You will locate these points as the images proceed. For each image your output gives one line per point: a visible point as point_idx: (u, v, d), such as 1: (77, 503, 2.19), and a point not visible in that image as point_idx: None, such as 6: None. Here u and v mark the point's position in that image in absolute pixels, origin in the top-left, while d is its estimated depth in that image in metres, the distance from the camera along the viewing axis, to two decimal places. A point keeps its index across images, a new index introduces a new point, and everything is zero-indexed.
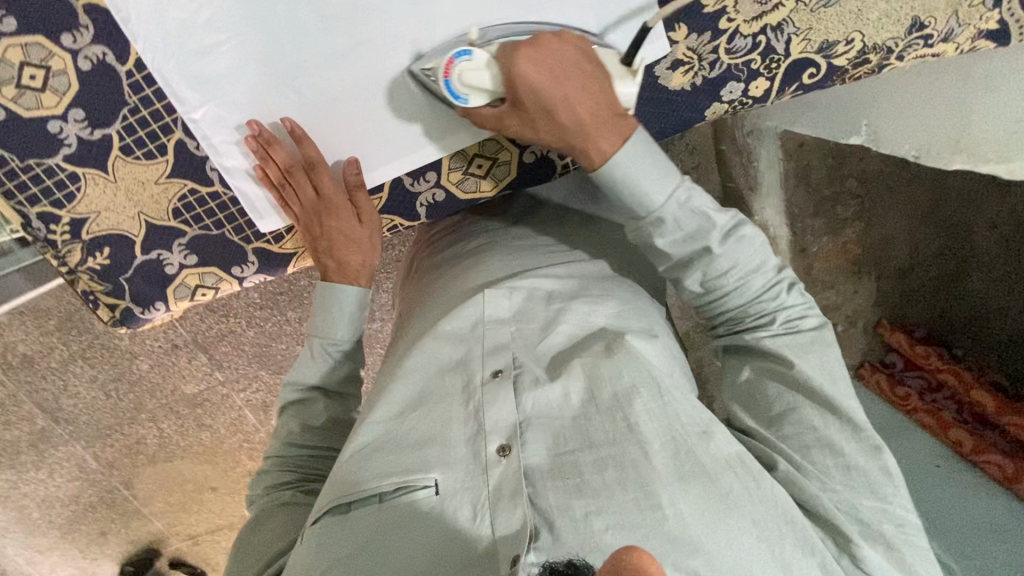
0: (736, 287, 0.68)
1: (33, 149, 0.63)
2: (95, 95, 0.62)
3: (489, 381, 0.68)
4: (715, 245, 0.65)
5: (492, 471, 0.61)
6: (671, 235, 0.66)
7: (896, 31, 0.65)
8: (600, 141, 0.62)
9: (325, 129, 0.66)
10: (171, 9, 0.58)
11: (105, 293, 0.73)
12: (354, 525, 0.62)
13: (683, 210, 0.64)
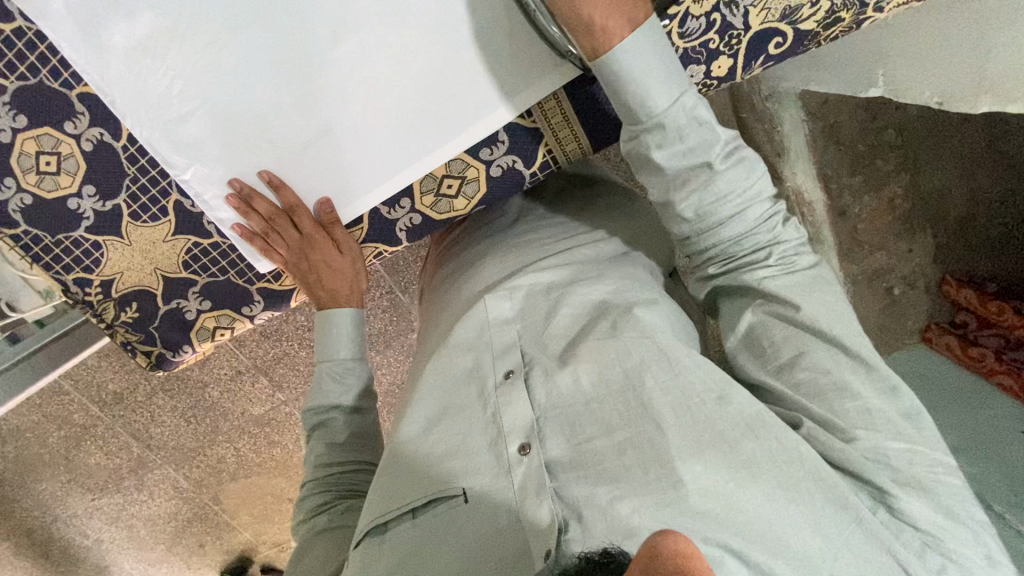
0: (732, 216, 0.65)
1: (60, 225, 0.72)
2: (101, 171, 0.69)
3: (503, 384, 0.67)
4: (716, 160, 0.63)
5: (515, 471, 0.61)
6: (670, 148, 0.63)
7: None
8: (609, 21, 0.58)
9: (302, 171, 0.70)
10: (149, 86, 0.64)
11: (140, 342, 0.81)
12: (396, 538, 0.62)
13: (685, 119, 0.62)
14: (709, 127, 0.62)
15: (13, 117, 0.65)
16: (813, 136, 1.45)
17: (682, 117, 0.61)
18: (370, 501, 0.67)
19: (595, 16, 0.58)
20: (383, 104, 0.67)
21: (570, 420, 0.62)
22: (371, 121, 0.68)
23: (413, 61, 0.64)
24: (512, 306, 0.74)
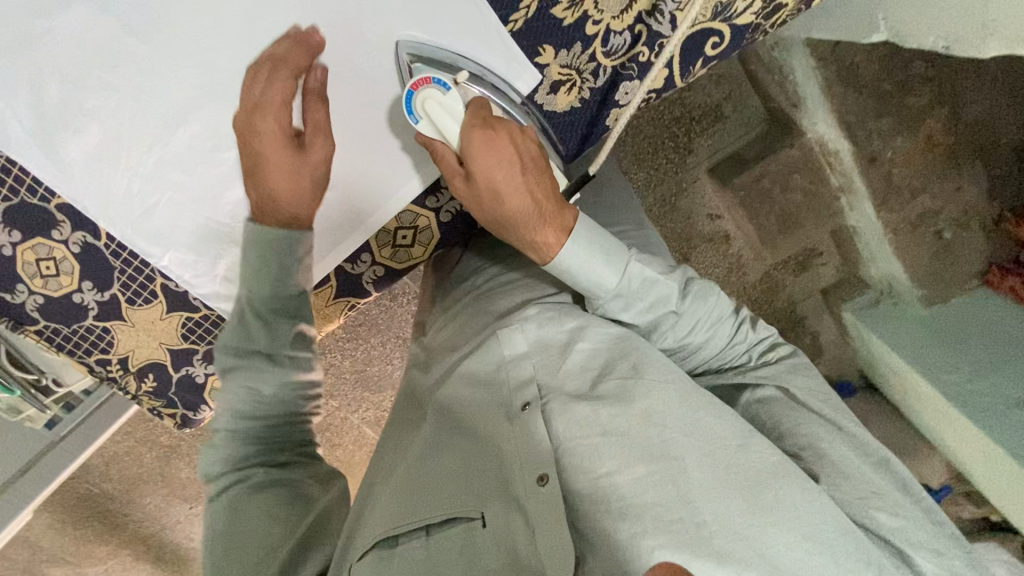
0: (706, 340, 0.74)
1: (72, 317, 0.77)
2: (94, 268, 0.74)
3: (522, 416, 0.63)
4: (677, 305, 0.72)
5: (533, 501, 0.57)
6: (634, 306, 0.70)
7: None
8: (545, 230, 0.64)
9: None
10: (113, 188, 0.67)
11: (163, 406, 0.88)
12: (400, 561, 0.57)
13: (637, 284, 0.69)
14: (661, 283, 0.70)
15: (7, 233, 0.69)
16: (829, 83, 1.32)
17: (631, 286, 0.69)
18: (369, 517, 0.61)
19: (524, 237, 0.65)
20: (335, 161, 0.67)
21: (581, 462, 0.57)
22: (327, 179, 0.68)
23: (358, 116, 0.65)
24: (525, 339, 0.68)
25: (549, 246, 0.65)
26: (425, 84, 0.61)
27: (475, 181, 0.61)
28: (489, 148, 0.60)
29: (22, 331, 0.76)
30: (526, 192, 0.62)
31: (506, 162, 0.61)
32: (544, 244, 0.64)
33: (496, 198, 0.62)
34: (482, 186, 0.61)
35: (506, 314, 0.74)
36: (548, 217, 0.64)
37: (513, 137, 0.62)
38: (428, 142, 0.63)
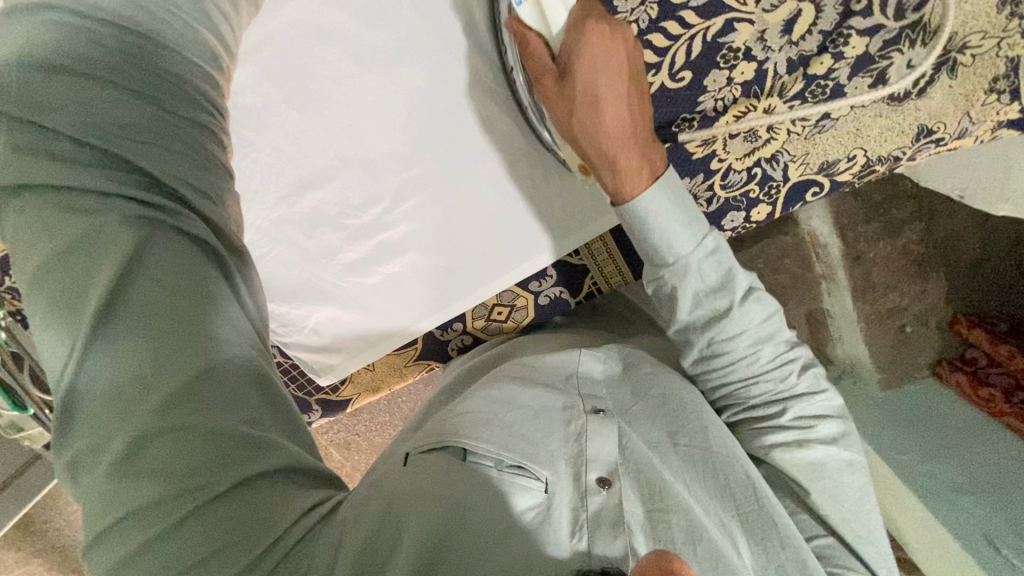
0: (744, 356, 0.59)
1: None
2: None
3: (594, 418, 0.59)
4: (736, 306, 0.57)
5: (591, 499, 0.52)
6: (697, 289, 0.57)
7: (901, 141, 0.64)
8: (635, 163, 0.54)
9: (381, 288, 0.72)
10: (265, 214, 0.66)
11: None
12: (458, 472, 0.50)
13: (707, 263, 0.56)
14: (729, 268, 0.57)
15: None
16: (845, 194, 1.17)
17: (701, 264, 0.56)
18: (433, 436, 0.55)
19: (604, 161, 0.55)
20: (461, 233, 0.69)
21: (648, 474, 0.55)
22: (447, 246, 0.70)
23: (485, 191, 0.67)
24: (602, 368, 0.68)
25: (634, 183, 0.55)
26: None
27: (574, 86, 0.52)
28: (602, 50, 0.51)
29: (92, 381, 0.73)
30: (628, 111, 0.53)
31: (616, 68, 0.52)
32: (629, 182, 0.55)
33: (597, 108, 0.52)
34: (582, 90, 0.52)
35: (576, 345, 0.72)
36: (642, 146, 0.54)
37: (625, 38, 0.52)
38: (522, 26, 0.53)
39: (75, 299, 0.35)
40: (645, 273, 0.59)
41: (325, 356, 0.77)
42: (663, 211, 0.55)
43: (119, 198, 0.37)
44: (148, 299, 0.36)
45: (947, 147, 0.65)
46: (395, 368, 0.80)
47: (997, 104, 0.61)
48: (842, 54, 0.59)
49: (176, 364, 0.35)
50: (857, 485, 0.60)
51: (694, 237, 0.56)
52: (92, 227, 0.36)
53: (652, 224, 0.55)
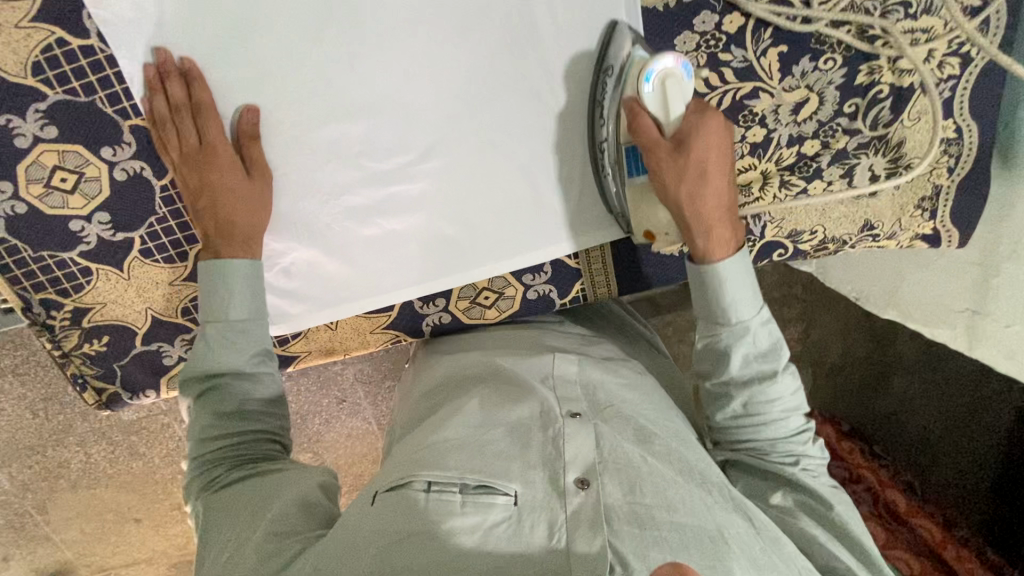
0: (775, 419, 0.63)
1: (50, 241, 0.64)
2: (124, 203, 0.63)
3: (568, 423, 0.63)
4: (777, 371, 0.62)
5: (570, 501, 0.57)
6: (747, 352, 0.62)
7: (851, 228, 0.77)
8: (721, 229, 0.61)
9: (376, 243, 0.69)
10: (282, 130, 0.62)
11: (96, 377, 0.73)
12: (428, 507, 0.56)
13: (764, 336, 0.62)
14: (778, 340, 0.63)
15: (43, 126, 0.59)
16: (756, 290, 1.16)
17: (758, 322, 0.62)
18: (412, 465, 0.61)
19: (699, 216, 0.61)
20: (474, 211, 0.69)
21: (628, 467, 0.60)
22: (456, 220, 0.69)
23: (512, 172, 0.67)
24: (576, 369, 0.71)
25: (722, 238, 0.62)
26: (672, 62, 0.58)
27: (688, 156, 0.59)
28: (715, 129, 0.59)
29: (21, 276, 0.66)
30: (725, 188, 0.61)
31: (725, 152, 0.60)
32: (716, 248, 0.62)
33: (703, 181, 0.60)
34: (694, 165, 0.59)
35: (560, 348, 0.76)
36: (730, 215, 0.62)
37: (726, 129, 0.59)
38: (641, 107, 0.59)
39: (217, 442, 0.63)
40: (703, 329, 0.64)
41: (286, 303, 0.71)
42: (737, 275, 0.61)
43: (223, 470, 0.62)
44: (244, 502, 0.59)
45: (879, 245, 0.80)
46: (359, 332, 0.75)
47: (920, 218, 0.77)
48: (828, 146, 0.71)
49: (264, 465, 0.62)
50: (846, 494, 0.64)
51: (755, 305, 0.62)
52: (220, 483, 0.61)
53: (728, 287, 0.61)
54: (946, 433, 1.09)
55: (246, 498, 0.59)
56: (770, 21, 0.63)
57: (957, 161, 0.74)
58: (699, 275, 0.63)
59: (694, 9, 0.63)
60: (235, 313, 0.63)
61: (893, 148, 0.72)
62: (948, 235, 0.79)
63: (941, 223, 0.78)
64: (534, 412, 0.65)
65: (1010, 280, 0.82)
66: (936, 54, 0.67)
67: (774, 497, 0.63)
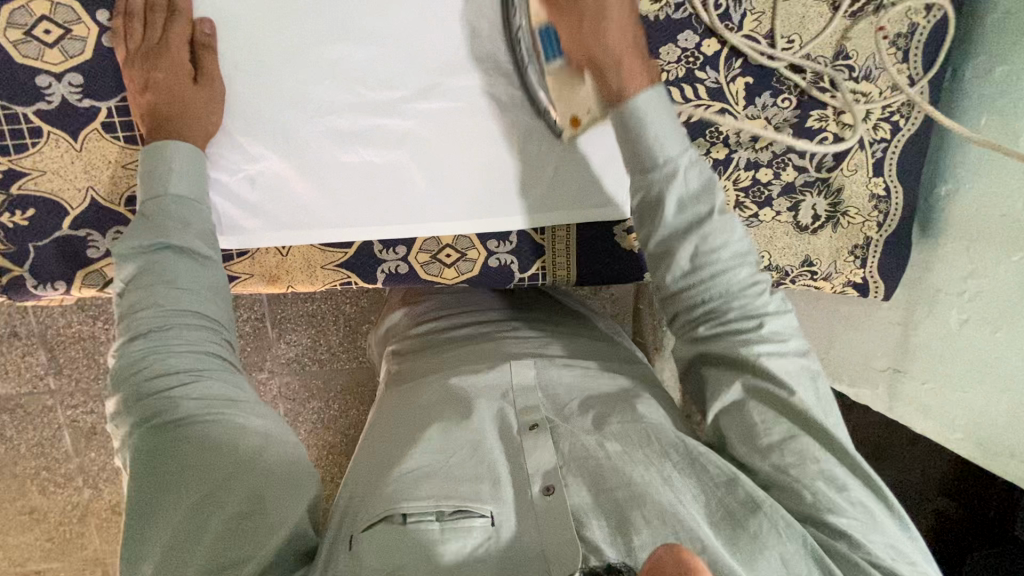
0: (724, 265, 0.63)
1: (8, 91, 0.61)
2: (102, 69, 0.62)
3: (527, 436, 0.63)
4: (716, 212, 0.63)
5: (540, 513, 0.57)
6: (682, 193, 0.63)
7: (793, 260, 0.83)
8: (630, 78, 0.63)
9: (349, 173, 0.69)
10: (284, 37, 0.63)
11: (3, 254, 0.66)
12: (404, 539, 0.55)
13: (696, 181, 0.63)
14: (711, 178, 0.64)
15: None
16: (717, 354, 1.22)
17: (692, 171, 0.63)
18: (375, 497, 0.59)
19: (610, 55, 0.62)
20: (452, 163, 0.70)
21: (589, 463, 0.61)
22: (432, 171, 0.70)
23: (497, 133, 0.70)
24: (535, 372, 0.73)
25: (627, 84, 0.63)
26: None
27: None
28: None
29: None
30: (627, 32, 0.63)
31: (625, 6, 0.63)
32: (631, 83, 0.63)
33: (600, 28, 0.62)
34: (586, 30, 0.62)
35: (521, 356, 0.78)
36: (641, 58, 0.64)
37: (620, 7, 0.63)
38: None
39: (146, 423, 0.57)
40: (635, 179, 0.64)
41: (241, 215, 0.68)
42: (659, 117, 0.62)
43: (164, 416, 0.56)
44: (191, 474, 0.55)
45: (815, 284, 0.86)
46: (309, 265, 0.72)
47: (853, 265, 0.85)
48: (779, 178, 0.79)
49: (200, 447, 0.55)
50: (824, 386, 0.62)
51: (682, 143, 0.63)
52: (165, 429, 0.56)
53: (650, 121, 0.62)
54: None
55: (186, 492, 0.54)
56: (741, 54, 0.73)
57: (884, 218, 0.83)
58: (623, 118, 0.63)
59: (679, 26, 0.71)
60: (179, 187, 0.61)
61: (833, 193, 0.81)
62: (876, 285, 0.86)
63: (870, 274, 0.86)
64: (493, 431, 0.65)
65: (925, 339, 0.87)
66: (870, 116, 0.78)
67: (756, 427, 0.61)
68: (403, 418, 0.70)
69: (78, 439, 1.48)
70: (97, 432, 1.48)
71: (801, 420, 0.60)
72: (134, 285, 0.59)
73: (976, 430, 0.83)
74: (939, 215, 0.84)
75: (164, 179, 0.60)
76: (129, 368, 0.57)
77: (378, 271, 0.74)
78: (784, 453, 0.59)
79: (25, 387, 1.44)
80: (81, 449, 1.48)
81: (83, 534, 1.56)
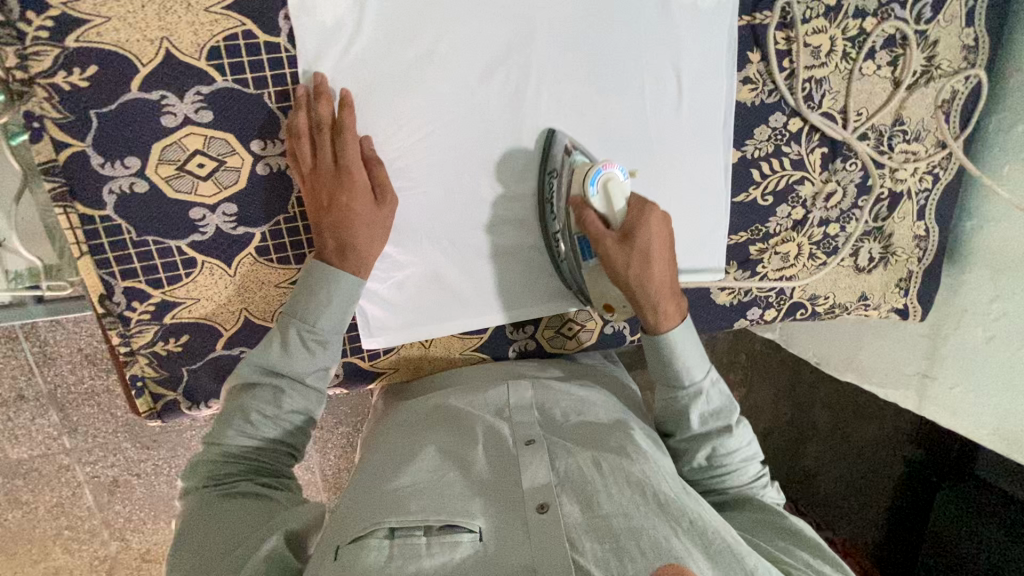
0: (736, 465, 0.69)
1: (160, 226, 0.60)
2: (257, 196, 0.62)
3: (523, 450, 0.64)
4: (735, 425, 0.69)
5: (531, 526, 0.57)
6: (703, 411, 0.68)
7: (852, 296, 0.95)
8: (669, 305, 0.66)
9: (487, 267, 0.72)
10: (429, 151, 0.65)
11: (158, 381, 0.66)
12: (391, 558, 0.54)
13: (720, 397, 0.69)
14: (731, 403, 0.69)
15: (198, 110, 0.57)
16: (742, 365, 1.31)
17: (711, 390, 0.68)
18: (368, 517, 0.58)
19: (650, 302, 0.66)
20: None
21: (582, 484, 0.61)
22: None
23: None
24: (533, 394, 0.73)
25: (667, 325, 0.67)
26: (612, 167, 0.65)
27: (634, 243, 0.63)
28: (654, 217, 0.64)
29: (112, 259, 0.60)
30: (668, 270, 0.66)
31: (664, 251, 0.65)
32: (665, 321, 0.67)
33: (643, 281, 0.64)
34: (638, 253, 0.63)
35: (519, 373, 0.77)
36: (674, 297, 0.67)
37: (660, 229, 0.65)
38: (586, 207, 0.65)
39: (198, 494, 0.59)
40: (664, 393, 0.69)
41: (390, 315, 0.71)
42: (688, 345, 0.67)
43: (221, 482, 0.59)
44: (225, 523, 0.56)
45: (867, 313, 0.98)
46: (447, 351, 0.77)
47: (898, 293, 0.97)
48: (844, 230, 0.89)
49: (228, 523, 0.56)
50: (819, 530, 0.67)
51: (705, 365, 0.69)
52: (217, 496, 0.58)
53: (681, 359, 0.67)
54: (853, 494, 1.37)
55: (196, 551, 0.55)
56: (819, 129, 0.81)
57: (923, 253, 0.95)
58: (656, 356, 0.67)
59: (771, 109, 0.78)
60: (326, 322, 0.62)
61: (885, 237, 0.92)
62: (915, 309, 0.99)
63: (911, 301, 0.98)
64: (488, 448, 0.66)
65: (955, 349, 1.02)
66: (918, 170, 0.89)
67: (763, 532, 0.65)
68: (397, 442, 0.69)
69: (102, 495, 1.19)
70: (123, 485, 1.19)
71: (802, 540, 0.64)
72: (234, 392, 0.62)
73: (1002, 425, 0.99)
74: (965, 246, 0.98)
75: (311, 311, 0.61)
76: (204, 449, 0.60)
77: (508, 350, 0.80)
78: (782, 551, 0.63)
79: (32, 449, 1.14)
80: (107, 503, 1.20)
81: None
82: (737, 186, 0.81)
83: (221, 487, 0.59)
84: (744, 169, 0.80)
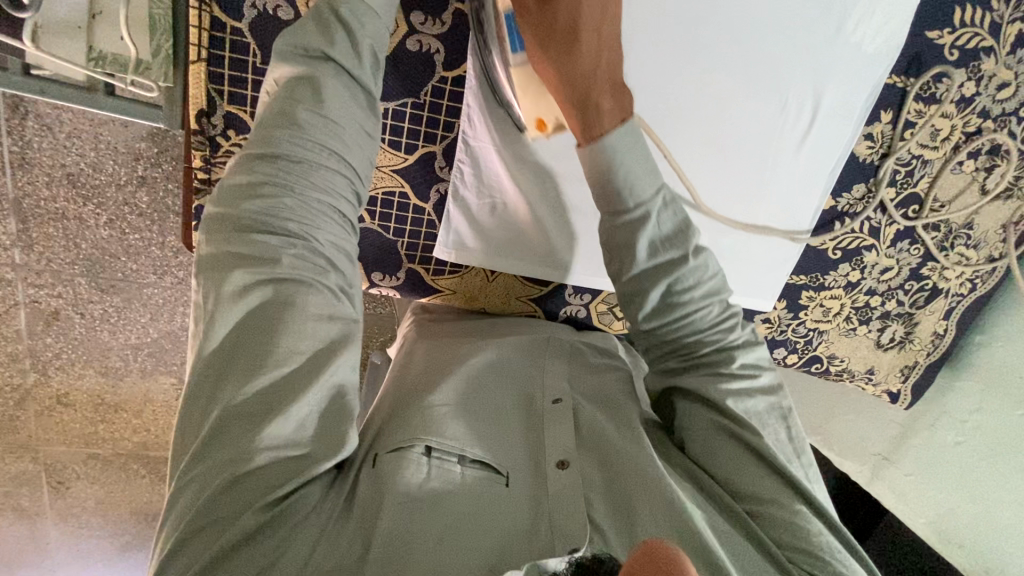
0: (699, 307, 0.61)
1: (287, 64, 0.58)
2: (397, 73, 0.61)
3: (551, 409, 0.64)
4: (692, 254, 0.59)
5: (551, 483, 0.56)
6: (652, 238, 0.58)
7: (861, 366, 1.00)
8: (605, 117, 0.54)
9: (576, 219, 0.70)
10: None
11: None
12: (429, 473, 0.54)
13: (670, 215, 0.59)
14: (684, 221, 0.59)
15: None
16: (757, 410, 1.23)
17: (661, 206, 0.58)
18: (401, 426, 0.58)
19: (582, 84, 0.53)
20: None
21: (603, 450, 0.62)
22: None
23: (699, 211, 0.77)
24: (566, 357, 0.73)
25: (604, 125, 0.55)
26: None
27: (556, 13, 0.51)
28: None
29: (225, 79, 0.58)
30: (603, 47, 0.53)
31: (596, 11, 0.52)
32: (602, 122, 0.54)
33: (569, 57, 0.52)
34: (559, 29, 0.52)
35: (557, 336, 0.76)
36: (614, 89, 0.55)
37: None
38: None
39: (226, 252, 0.49)
40: (607, 218, 0.58)
41: (469, 238, 0.69)
42: (632, 149, 0.55)
43: (259, 252, 0.48)
44: (248, 400, 0.47)
45: (864, 385, 1.04)
46: (503, 291, 0.78)
47: (899, 378, 1.03)
48: (883, 305, 0.94)
49: (276, 309, 0.48)
50: (792, 430, 0.62)
51: (658, 183, 0.57)
52: (249, 300, 0.48)
53: (623, 162, 0.55)
54: None
55: (230, 377, 0.47)
56: (902, 206, 0.84)
57: (933, 350, 1.01)
58: (591, 162, 0.56)
59: (874, 172, 0.80)
60: (336, 104, 0.51)
61: (912, 323, 0.97)
62: (905, 398, 1.06)
63: (905, 388, 1.05)
64: (519, 400, 0.66)
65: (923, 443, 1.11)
66: (963, 275, 0.94)
67: (736, 453, 0.60)
68: (431, 367, 0.68)
69: (38, 327, 0.92)
70: (63, 319, 0.93)
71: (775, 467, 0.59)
72: (281, 93, 0.51)
73: (939, 519, 1.10)
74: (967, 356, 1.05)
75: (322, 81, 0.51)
76: (245, 186, 0.50)
77: (558, 309, 0.82)
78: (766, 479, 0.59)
79: None
80: (39, 336, 0.93)
81: (18, 419, 0.99)
82: (817, 233, 0.84)
83: (256, 262, 0.48)
84: (830, 218, 0.83)
